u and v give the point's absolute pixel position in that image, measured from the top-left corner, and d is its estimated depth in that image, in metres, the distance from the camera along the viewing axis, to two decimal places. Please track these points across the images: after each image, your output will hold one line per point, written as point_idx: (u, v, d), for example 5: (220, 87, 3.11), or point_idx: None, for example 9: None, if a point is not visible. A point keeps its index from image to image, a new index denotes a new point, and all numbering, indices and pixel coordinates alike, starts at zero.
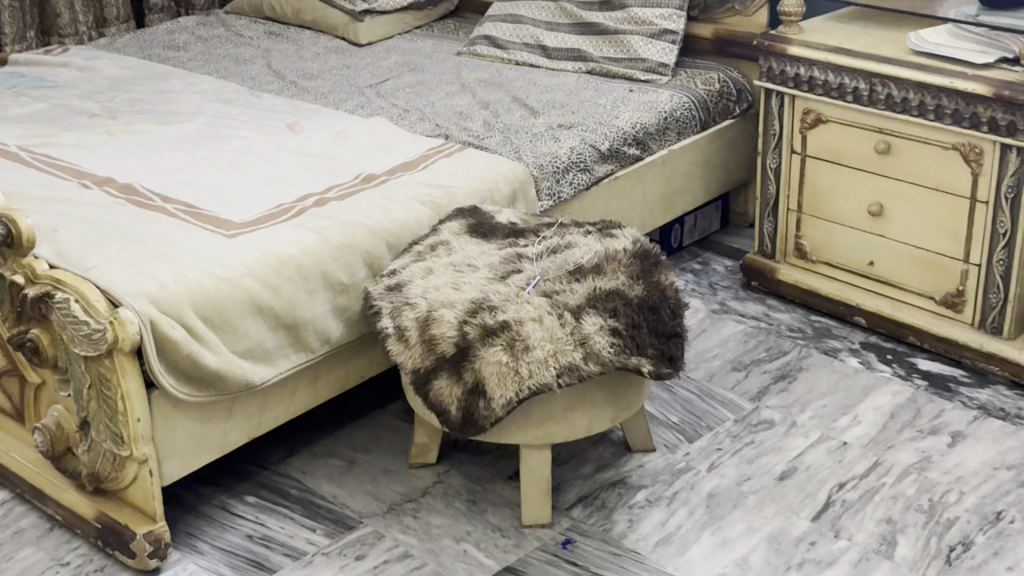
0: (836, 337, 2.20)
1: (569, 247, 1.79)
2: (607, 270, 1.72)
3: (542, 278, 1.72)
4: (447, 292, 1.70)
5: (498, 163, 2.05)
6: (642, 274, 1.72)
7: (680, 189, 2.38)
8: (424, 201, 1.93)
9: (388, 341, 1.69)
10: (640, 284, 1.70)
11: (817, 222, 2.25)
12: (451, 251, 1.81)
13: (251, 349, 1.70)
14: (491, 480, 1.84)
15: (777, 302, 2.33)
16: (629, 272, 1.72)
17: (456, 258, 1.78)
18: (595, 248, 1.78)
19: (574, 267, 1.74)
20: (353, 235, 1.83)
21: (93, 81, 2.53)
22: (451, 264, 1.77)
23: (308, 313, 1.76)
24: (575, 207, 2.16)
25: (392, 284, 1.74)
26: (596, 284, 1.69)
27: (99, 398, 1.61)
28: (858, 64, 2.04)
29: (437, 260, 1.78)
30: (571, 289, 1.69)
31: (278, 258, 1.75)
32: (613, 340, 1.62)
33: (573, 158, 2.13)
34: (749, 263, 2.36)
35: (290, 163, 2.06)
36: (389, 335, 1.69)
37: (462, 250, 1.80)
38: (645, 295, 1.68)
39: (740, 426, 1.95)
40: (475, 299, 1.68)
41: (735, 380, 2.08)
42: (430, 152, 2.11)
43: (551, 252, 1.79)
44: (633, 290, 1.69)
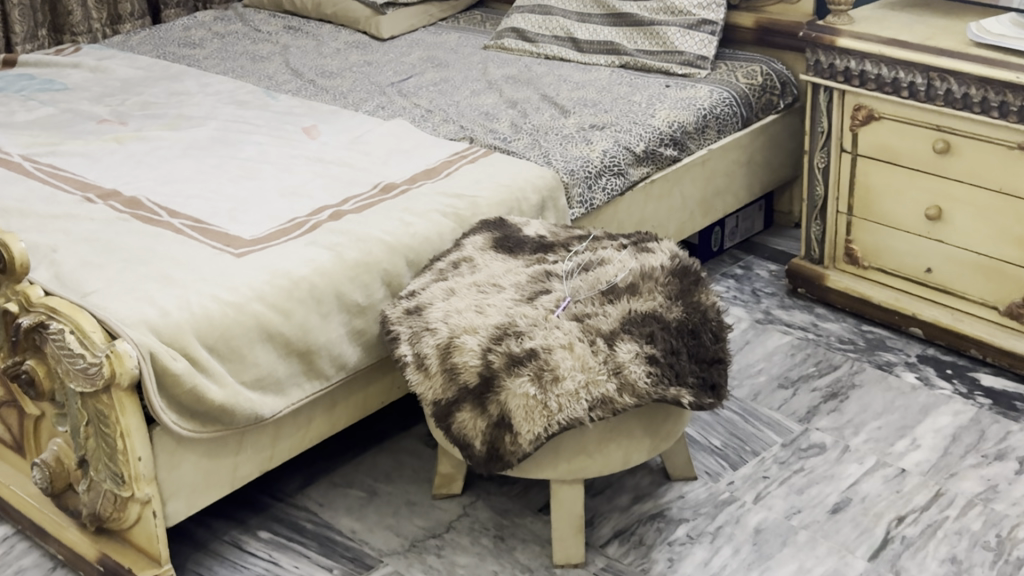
0: (890, 350, 2.05)
1: (602, 263, 1.66)
2: (643, 290, 1.59)
3: (572, 299, 1.59)
4: (470, 315, 1.57)
5: (526, 169, 1.92)
6: (681, 293, 1.59)
7: (722, 191, 2.23)
8: (446, 212, 1.80)
9: (407, 369, 1.57)
10: (678, 306, 1.57)
11: (869, 225, 2.10)
12: (475, 269, 1.68)
13: (261, 380, 1.58)
14: (521, 514, 1.72)
15: (825, 310, 2.19)
16: (667, 292, 1.59)
17: (480, 277, 1.65)
18: (630, 265, 1.65)
19: (607, 287, 1.61)
20: (370, 251, 1.70)
21: (104, 83, 2.41)
22: (475, 284, 1.64)
23: (322, 338, 1.63)
24: (609, 214, 2.03)
25: (411, 306, 1.62)
26: (632, 307, 1.56)
27: (98, 435, 1.50)
28: (915, 57, 1.89)
29: (460, 279, 1.65)
30: (604, 311, 1.56)
31: (289, 279, 1.63)
32: (650, 369, 1.49)
33: (606, 162, 1.99)
34: (796, 269, 2.22)
35: (305, 172, 1.94)
36: (408, 362, 1.57)
37: (486, 268, 1.68)
38: (686, 319, 1.55)
39: (789, 451, 1.81)
40: (500, 322, 1.55)
41: (782, 399, 1.94)
42: (453, 157, 1.98)
43: (582, 269, 1.66)
44: (671, 313, 1.56)
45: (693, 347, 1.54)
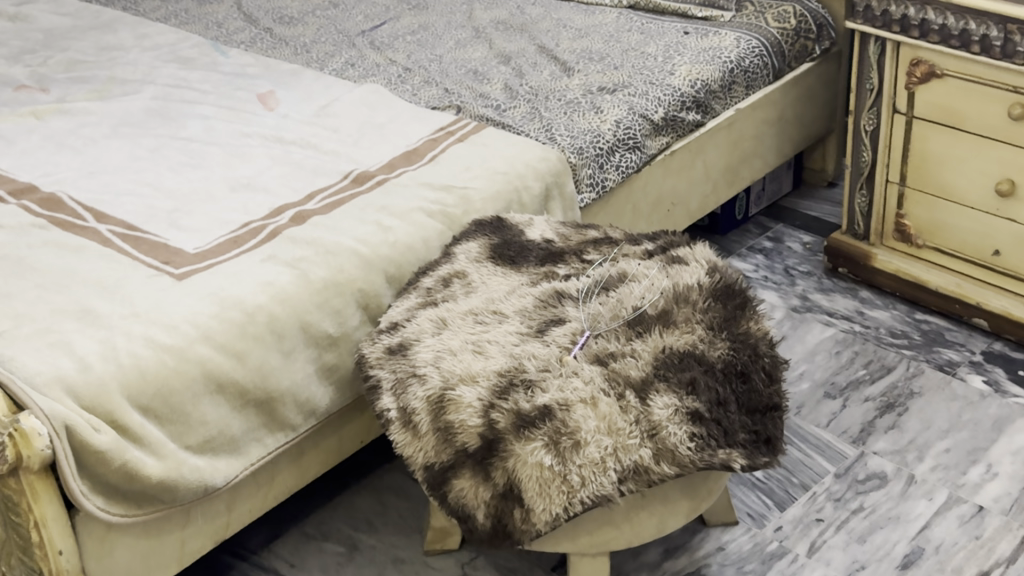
0: (951, 345, 1.77)
1: (626, 283, 1.36)
2: (677, 319, 1.30)
3: (591, 332, 1.30)
4: (467, 358, 1.27)
5: (526, 148, 1.60)
6: (726, 322, 1.30)
7: (750, 156, 1.92)
8: (433, 211, 1.49)
9: (391, 428, 1.27)
10: (723, 340, 1.28)
11: (925, 198, 1.79)
12: (470, 290, 1.38)
13: (210, 441, 1.28)
14: (531, 574, 1.43)
15: (871, 294, 1.89)
16: (708, 322, 1.30)
17: (476, 303, 1.35)
18: (660, 284, 1.35)
19: (634, 315, 1.31)
20: (340, 267, 1.40)
21: (24, 36, 2.06)
22: (471, 313, 1.33)
23: (285, 381, 1.33)
24: (624, 194, 1.71)
25: (393, 342, 1.31)
26: (666, 344, 1.27)
27: (8, 525, 1.20)
28: (988, 7, 1.55)
29: (452, 306, 1.35)
30: (631, 352, 1.26)
31: (241, 310, 1.32)
32: (693, 431, 1.20)
33: (618, 135, 1.67)
34: (836, 245, 1.92)
35: (261, 159, 1.61)
36: (391, 417, 1.27)
37: (484, 289, 1.37)
38: (733, 359, 1.26)
39: (843, 484, 1.54)
40: (505, 369, 1.25)
41: (830, 415, 1.66)
42: (436, 134, 1.65)
43: (603, 291, 1.36)
44: (715, 351, 1.27)
45: (742, 395, 1.25)
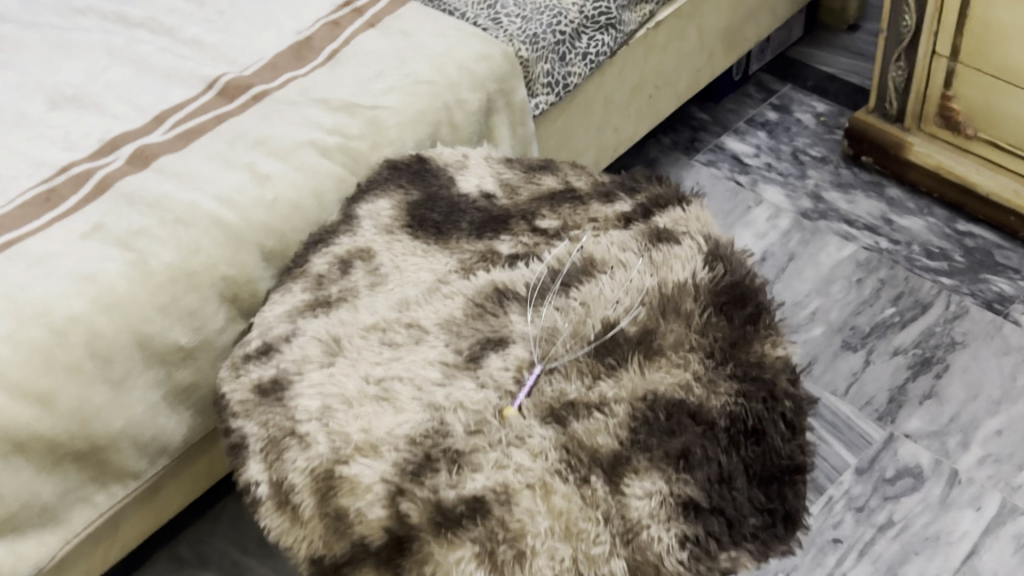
0: (1002, 271, 1.40)
1: (595, 279, 0.97)
2: (664, 346, 0.92)
3: (543, 363, 0.92)
4: (369, 413, 0.89)
5: (460, 38, 1.17)
6: (732, 349, 0.92)
7: (756, 12, 1.49)
8: (328, 147, 1.08)
9: (263, 506, 0.90)
10: (728, 380, 0.91)
11: (984, 79, 1.36)
12: (378, 279, 0.99)
13: (11, 519, 0.91)
14: None
15: (901, 193, 1.51)
16: (706, 349, 0.92)
17: (383, 310, 0.96)
18: (641, 281, 0.96)
19: (604, 336, 0.93)
20: (195, 247, 1.00)
21: None
22: (376, 328, 0.95)
23: (117, 422, 0.96)
24: (593, 87, 1.29)
25: (265, 376, 0.93)
26: (650, 389, 0.90)
27: None
28: None
29: (350, 313, 0.96)
30: (599, 402, 0.89)
31: (46, 327, 0.92)
32: (686, 533, 0.84)
33: (587, 11, 1.23)
34: (861, 128, 1.52)
35: (95, 54, 1.18)
36: (261, 493, 0.90)
37: (397, 283, 0.99)
38: (741, 410, 0.89)
39: (868, 485, 1.21)
40: (420, 432, 0.88)
41: (850, 376, 1.30)
42: (338, 12, 1.22)
43: (563, 288, 0.97)
44: (717, 400, 0.90)
45: (752, 462, 0.89)
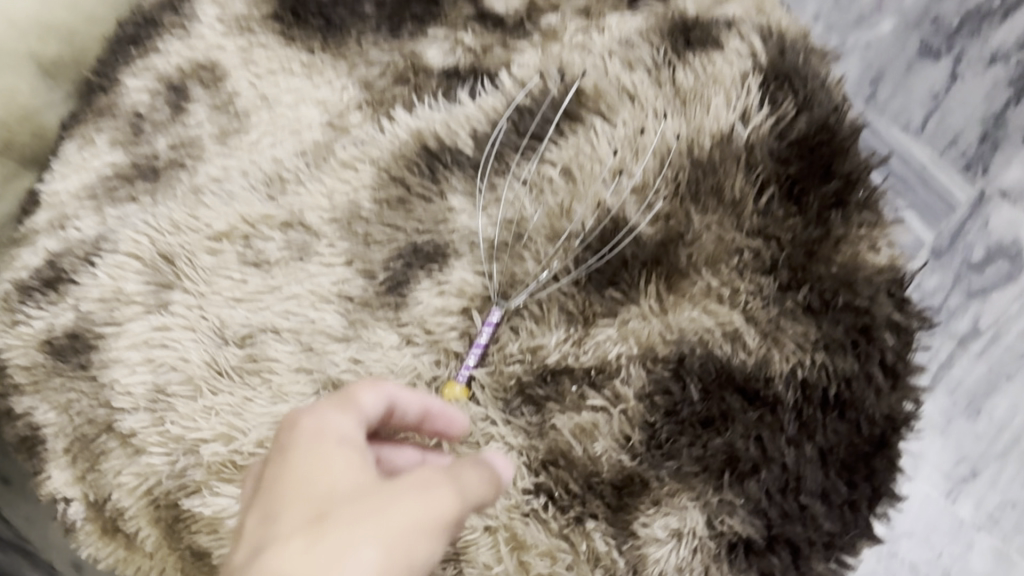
0: None
1: (585, 132, 0.60)
2: (697, 263, 0.57)
3: (505, 302, 0.57)
4: (230, 402, 0.55)
5: None
6: (806, 261, 0.57)
7: None
8: None
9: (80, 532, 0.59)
10: (797, 319, 0.57)
11: None
12: (241, 127, 0.63)
13: None
14: None
15: None
16: (763, 263, 0.57)
17: (243, 198, 0.60)
18: (661, 140, 0.59)
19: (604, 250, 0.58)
20: None
21: None
22: (233, 235, 0.59)
23: None
24: None
25: (59, 324, 0.59)
26: (679, 339, 0.56)
27: None
28: None
29: (190, 207, 0.60)
30: (597, 372, 0.56)
31: None
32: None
33: None
34: None
35: None
36: (74, 516, 0.59)
37: (268, 129, 0.63)
38: (815, 372, 0.56)
39: (949, 265, 0.77)
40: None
41: (930, 99, 0.78)
42: None
43: (532, 150, 0.60)
44: (781, 360, 0.56)
45: (832, 445, 0.56)
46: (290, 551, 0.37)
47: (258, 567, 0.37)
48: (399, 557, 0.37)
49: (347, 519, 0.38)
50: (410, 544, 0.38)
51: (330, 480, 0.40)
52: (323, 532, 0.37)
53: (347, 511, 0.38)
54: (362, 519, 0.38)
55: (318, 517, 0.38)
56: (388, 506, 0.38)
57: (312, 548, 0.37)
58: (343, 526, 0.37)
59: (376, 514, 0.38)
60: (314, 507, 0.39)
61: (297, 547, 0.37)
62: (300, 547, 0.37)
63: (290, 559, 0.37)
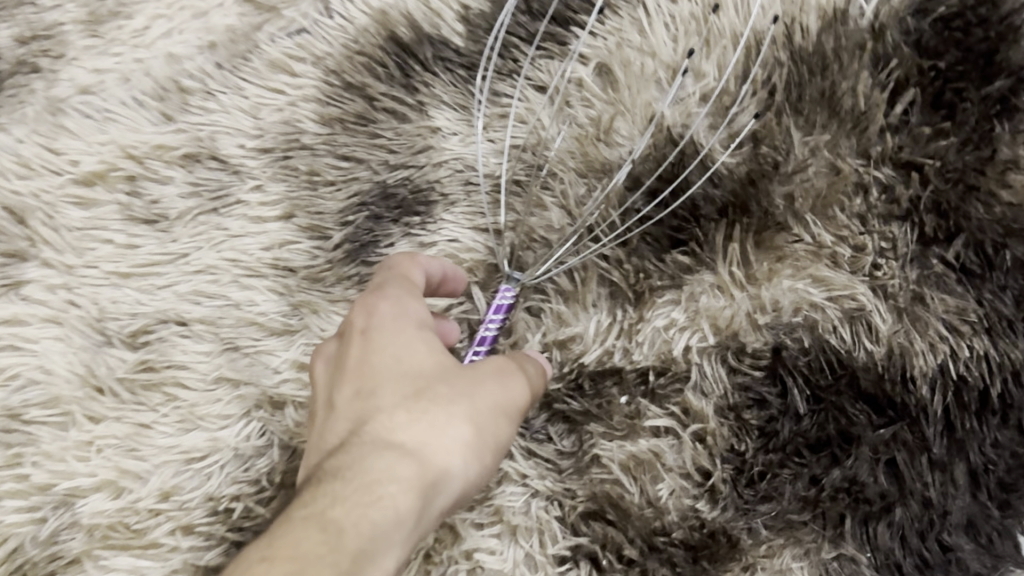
0: None
1: (627, 11, 0.41)
2: (800, 209, 0.39)
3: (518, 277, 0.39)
4: (123, 435, 0.38)
5: None
6: (961, 201, 0.38)
7: None
8: None
9: None
10: (946, 290, 0.38)
11: None
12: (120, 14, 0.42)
13: None
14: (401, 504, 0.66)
15: None
16: (896, 208, 0.38)
17: (125, 118, 0.41)
18: (740, 24, 0.40)
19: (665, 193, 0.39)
20: None
21: None
22: (111, 176, 0.40)
23: None
24: None
25: None
26: (774, 323, 0.38)
27: None
28: None
29: (47, 134, 0.40)
30: (656, 376, 0.38)
31: None
32: None
33: None
34: None
35: None
36: None
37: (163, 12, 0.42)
38: (974, 366, 0.37)
39: None
40: (246, 492, 0.37)
41: None
42: None
43: (553, 41, 0.41)
44: (924, 350, 0.37)
45: (992, 460, 0.37)
46: (388, 428, 0.30)
47: (347, 451, 0.30)
48: (495, 438, 0.31)
49: (447, 392, 0.31)
50: (505, 425, 0.32)
51: (418, 356, 0.32)
52: (425, 408, 0.31)
53: (448, 384, 0.32)
54: (462, 386, 0.32)
55: (416, 389, 0.31)
56: (479, 383, 0.32)
57: (414, 426, 0.30)
58: (445, 402, 0.31)
59: (474, 392, 0.32)
60: (404, 378, 0.32)
61: (396, 425, 0.31)
62: (399, 423, 0.31)
63: (391, 436, 0.30)
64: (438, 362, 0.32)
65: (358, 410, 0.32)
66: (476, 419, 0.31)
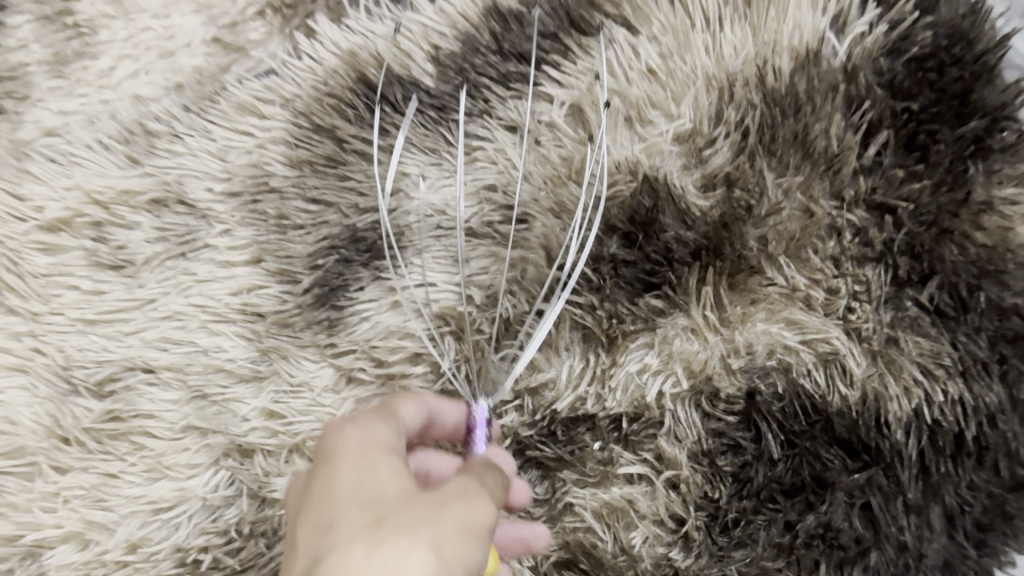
0: None
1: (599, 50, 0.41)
2: (774, 252, 0.38)
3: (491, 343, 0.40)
4: (91, 486, 0.37)
5: None
6: (934, 243, 0.37)
7: None
8: None
9: None
10: (921, 333, 0.37)
11: None
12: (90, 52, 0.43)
13: None
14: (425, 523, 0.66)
15: None
16: (869, 248, 0.37)
17: (92, 162, 0.41)
18: (713, 63, 0.39)
19: (637, 235, 0.39)
20: None
21: None
22: (76, 223, 0.40)
23: None
24: None
25: None
26: (748, 366, 0.38)
27: None
28: None
29: (11, 180, 0.40)
30: (628, 422, 0.38)
31: None
32: None
33: None
34: None
35: None
36: None
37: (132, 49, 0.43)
38: (950, 411, 0.36)
39: None
40: (214, 543, 0.37)
41: None
42: None
43: (523, 82, 0.41)
44: (899, 394, 0.36)
45: (967, 501, 0.36)
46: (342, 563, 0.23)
47: None
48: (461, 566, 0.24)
49: (415, 515, 0.25)
50: (475, 548, 0.25)
51: (378, 487, 0.26)
52: (386, 535, 0.24)
53: (410, 513, 0.25)
54: (428, 511, 0.25)
55: (377, 516, 0.25)
56: (442, 507, 0.25)
57: (368, 560, 0.23)
58: (411, 525, 0.24)
59: (442, 508, 0.25)
60: (369, 506, 0.25)
61: (350, 560, 0.23)
62: (355, 557, 0.23)
63: None
64: (405, 488, 0.26)
65: (314, 548, 0.25)
66: (432, 540, 0.24)
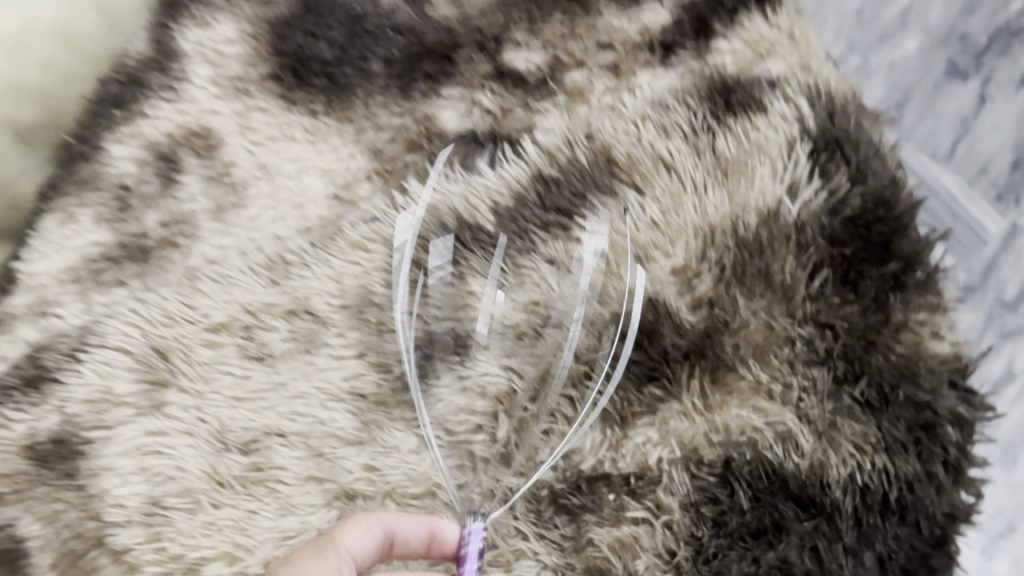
0: None
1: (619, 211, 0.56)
2: (744, 354, 0.52)
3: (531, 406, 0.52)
4: (236, 517, 0.50)
5: None
6: (865, 351, 0.50)
7: None
8: None
9: None
10: (855, 417, 0.50)
11: None
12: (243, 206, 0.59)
13: None
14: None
15: None
16: (815, 353, 0.51)
17: (244, 284, 0.56)
18: (700, 219, 0.54)
19: (642, 340, 0.52)
20: None
21: None
22: (233, 326, 0.55)
23: None
24: None
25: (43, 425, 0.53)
26: (727, 440, 0.50)
27: None
28: None
29: (186, 296, 0.56)
30: (635, 479, 0.51)
31: None
32: None
33: None
34: None
35: None
36: None
37: (272, 204, 0.59)
38: (876, 475, 0.49)
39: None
40: None
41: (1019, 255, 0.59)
42: None
43: (559, 228, 0.56)
44: (838, 462, 0.49)
45: (893, 549, 0.48)
46: None
47: None
48: None
49: None
50: None
51: None
52: None
53: None
54: None
55: None
56: None
57: None
58: None
59: None
60: None
61: None
62: None
63: None
64: None
65: None
66: None
